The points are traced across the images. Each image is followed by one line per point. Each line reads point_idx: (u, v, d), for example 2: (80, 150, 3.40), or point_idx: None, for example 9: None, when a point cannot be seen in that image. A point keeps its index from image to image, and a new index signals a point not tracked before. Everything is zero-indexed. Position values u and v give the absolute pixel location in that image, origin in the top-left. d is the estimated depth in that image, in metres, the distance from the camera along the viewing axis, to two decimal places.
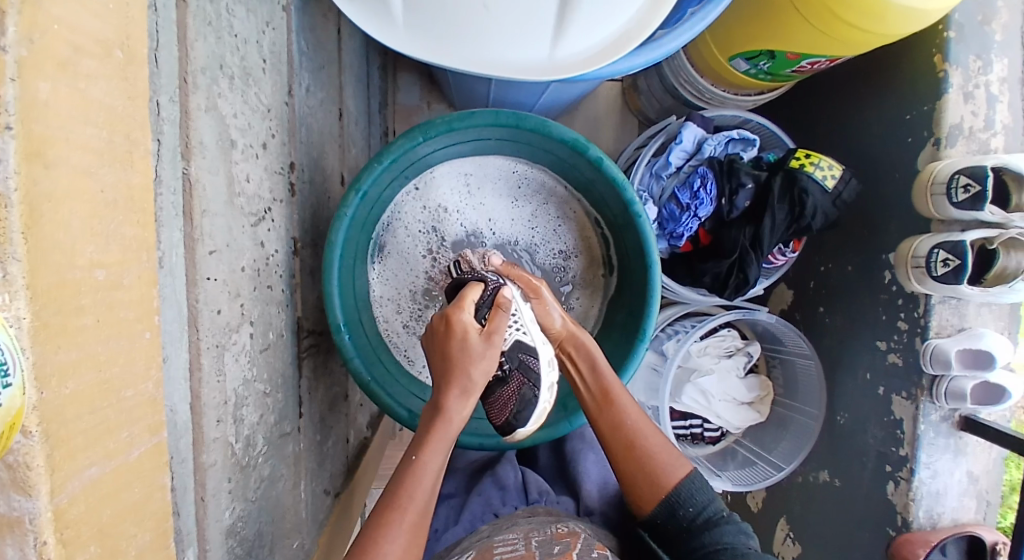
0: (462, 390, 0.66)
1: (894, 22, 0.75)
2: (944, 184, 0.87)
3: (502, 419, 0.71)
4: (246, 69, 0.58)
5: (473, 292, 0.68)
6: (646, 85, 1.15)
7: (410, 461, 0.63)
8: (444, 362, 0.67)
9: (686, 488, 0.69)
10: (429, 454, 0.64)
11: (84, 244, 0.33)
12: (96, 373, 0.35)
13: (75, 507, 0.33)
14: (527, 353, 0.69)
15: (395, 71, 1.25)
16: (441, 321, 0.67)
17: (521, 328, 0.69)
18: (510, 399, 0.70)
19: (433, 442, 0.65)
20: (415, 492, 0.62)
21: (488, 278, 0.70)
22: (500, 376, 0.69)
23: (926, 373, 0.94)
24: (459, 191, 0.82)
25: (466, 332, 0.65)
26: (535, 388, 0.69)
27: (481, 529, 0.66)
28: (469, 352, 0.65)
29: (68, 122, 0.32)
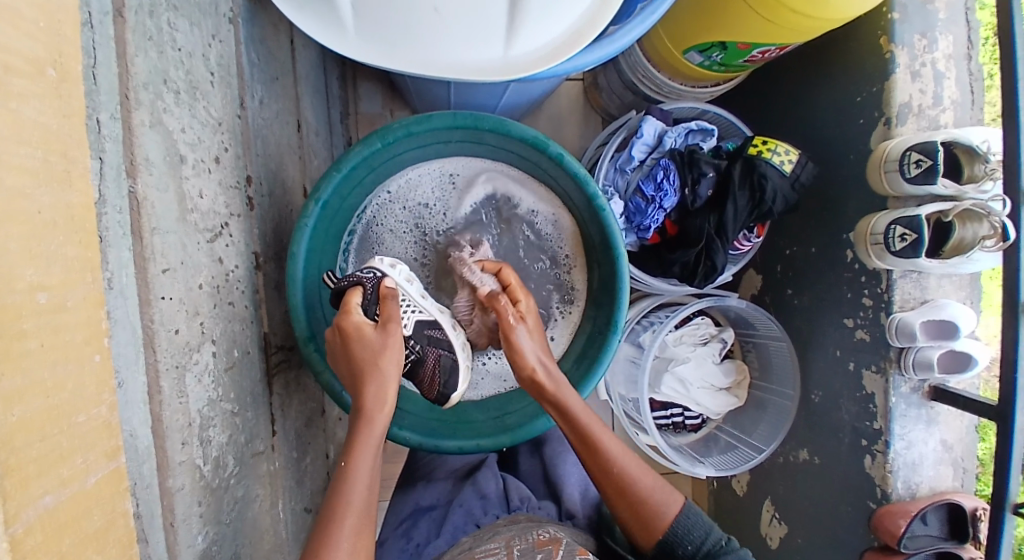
0: (376, 379, 0.63)
1: (837, 7, 0.76)
2: (896, 160, 0.89)
3: (434, 393, 0.73)
4: (192, 82, 0.57)
5: (356, 297, 0.67)
6: (606, 81, 1.16)
7: (339, 470, 0.59)
8: (349, 367, 0.66)
9: (681, 526, 0.67)
10: (356, 456, 0.60)
11: (22, 268, 0.32)
12: (44, 399, 0.34)
13: (31, 536, 0.32)
14: (431, 326, 0.72)
15: (355, 79, 1.24)
16: (335, 333, 0.66)
17: (414, 307, 0.72)
18: (432, 373, 0.71)
19: (359, 444, 0.61)
20: (350, 495, 0.57)
21: (364, 278, 0.69)
22: (413, 360, 0.70)
23: (893, 346, 0.96)
24: (439, 189, 0.83)
25: (360, 328, 0.64)
26: (451, 352, 0.71)
27: (464, 540, 0.64)
28: (370, 346, 0.64)
29: (1, 144, 0.31)
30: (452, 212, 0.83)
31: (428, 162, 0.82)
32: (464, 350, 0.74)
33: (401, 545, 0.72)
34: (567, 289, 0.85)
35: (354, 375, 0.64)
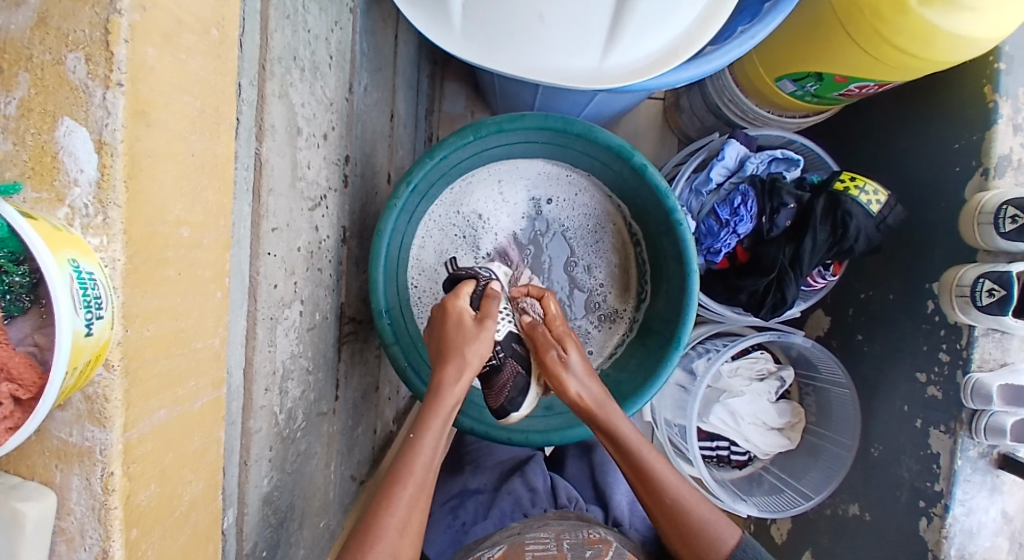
0: (458, 367, 0.66)
1: (945, 48, 0.74)
2: (991, 214, 0.85)
3: (497, 404, 0.73)
4: (315, 63, 0.62)
5: (466, 288, 0.72)
6: (689, 103, 1.16)
7: (408, 439, 0.64)
8: (440, 346, 0.69)
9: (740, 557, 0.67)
10: (425, 430, 0.64)
11: (174, 201, 0.36)
12: (172, 322, 0.37)
13: (143, 445, 0.35)
14: (516, 342, 0.73)
15: (443, 78, 1.29)
16: (438, 310, 0.71)
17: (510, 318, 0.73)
18: (505, 385, 0.72)
19: (429, 418, 0.65)
20: (414, 464, 0.62)
21: (480, 275, 0.75)
22: (494, 364, 0.71)
23: (967, 407, 0.91)
24: (497, 198, 0.86)
25: (460, 315, 0.69)
26: (528, 375, 0.72)
27: (511, 524, 0.63)
28: (466, 335, 0.67)
29: (169, 89, 0.35)
30: (508, 219, 0.86)
31: (491, 165, 0.85)
32: (538, 377, 0.74)
33: (446, 522, 0.75)
34: (609, 312, 0.88)
35: (442, 354, 0.68)
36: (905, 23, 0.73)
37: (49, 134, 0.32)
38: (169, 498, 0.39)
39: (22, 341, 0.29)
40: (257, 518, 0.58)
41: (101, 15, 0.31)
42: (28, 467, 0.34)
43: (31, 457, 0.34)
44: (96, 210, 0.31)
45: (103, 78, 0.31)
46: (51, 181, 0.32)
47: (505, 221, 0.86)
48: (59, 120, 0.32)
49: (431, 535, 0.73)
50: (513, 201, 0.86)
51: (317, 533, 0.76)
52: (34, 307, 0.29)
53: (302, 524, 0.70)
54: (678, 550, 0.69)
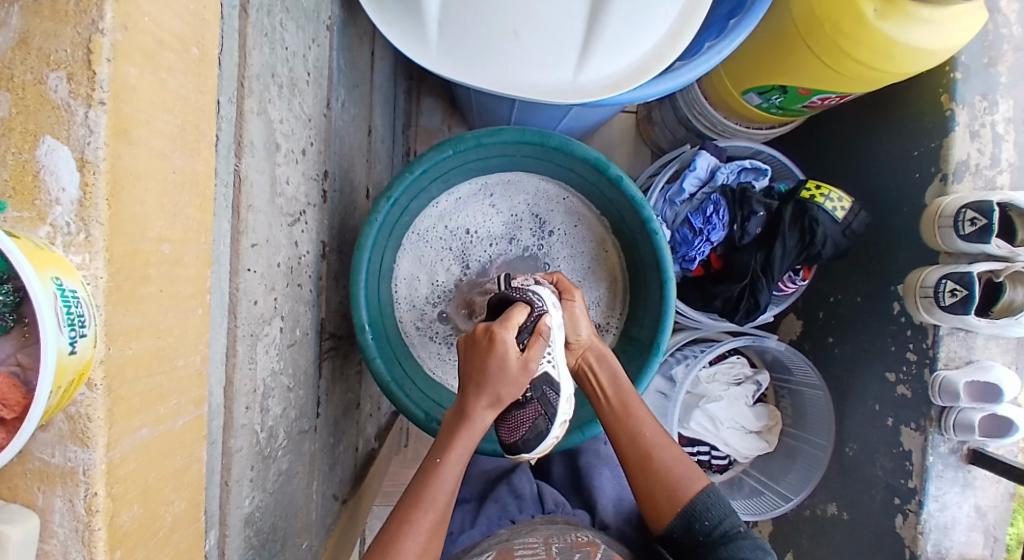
0: (490, 401, 0.68)
1: (903, 61, 0.79)
2: (950, 217, 0.89)
3: (507, 440, 0.72)
4: (293, 79, 0.63)
5: (519, 313, 0.69)
6: (660, 116, 1.19)
7: (434, 463, 0.67)
8: (475, 373, 0.68)
9: (701, 502, 0.70)
10: (451, 457, 0.68)
11: (156, 218, 0.36)
12: (155, 340, 0.37)
13: (125, 464, 0.35)
14: (551, 386, 0.72)
15: (419, 94, 1.30)
16: (484, 334, 0.68)
17: (551, 361, 0.72)
18: (523, 424, 0.71)
19: (457, 446, 0.68)
20: (437, 493, 0.66)
21: (534, 302, 0.71)
22: (521, 400, 0.71)
23: (935, 405, 0.95)
24: (486, 211, 0.86)
25: (507, 351, 0.67)
26: (550, 422, 0.71)
27: (500, 532, 0.63)
28: (505, 375, 0.67)
29: (150, 107, 0.35)
30: (496, 230, 0.86)
31: (481, 179, 0.85)
32: (561, 424, 0.73)
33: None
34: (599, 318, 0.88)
35: (478, 383, 0.68)
36: (865, 37, 0.77)
37: (30, 153, 0.32)
38: (152, 519, 0.38)
39: (5, 360, 0.29)
40: (239, 539, 0.57)
41: (82, 35, 0.31)
42: (9, 489, 0.34)
43: (12, 479, 0.34)
44: (79, 227, 0.31)
45: (84, 97, 0.31)
46: (31, 200, 0.32)
47: (496, 232, 0.86)
48: (40, 138, 0.32)
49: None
50: (507, 216, 0.86)
51: (301, 553, 0.75)
52: (17, 326, 0.29)
53: (285, 545, 0.69)
54: (652, 494, 0.73)
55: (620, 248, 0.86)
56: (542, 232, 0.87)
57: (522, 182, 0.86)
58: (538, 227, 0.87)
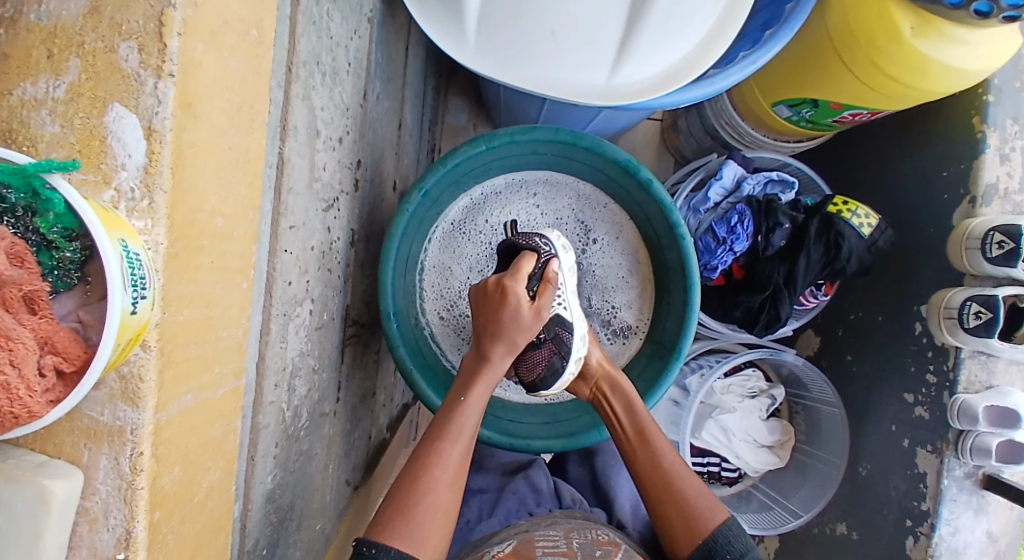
0: (508, 347, 0.71)
1: (938, 80, 0.78)
2: (978, 239, 0.89)
3: (529, 379, 0.78)
4: (335, 68, 0.64)
5: (528, 262, 0.72)
6: (686, 124, 1.19)
7: (458, 399, 0.70)
8: (489, 323, 0.72)
9: (723, 533, 0.68)
10: (474, 396, 0.71)
11: (211, 191, 0.37)
12: (203, 309, 0.38)
13: (170, 427, 0.36)
14: (563, 327, 0.76)
15: (447, 92, 1.31)
16: (495, 288, 0.71)
17: (562, 303, 0.75)
18: (540, 364, 0.76)
19: (479, 384, 0.71)
20: (462, 428, 0.69)
21: (541, 249, 0.74)
22: (536, 341, 0.76)
23: (953, 427, 0.94)
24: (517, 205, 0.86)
25: (518, 304, 0.70)
26: (565, 359, 0.75)
27: (519, 522, 0.64)
28: (518, 321, 0.71)
29: (212, 83, 0.36)
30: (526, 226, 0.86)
31: (510, 176, 0.86)
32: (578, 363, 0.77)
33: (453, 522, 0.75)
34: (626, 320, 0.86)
35: (493, 332, 0.71)
36: (901, 54, 0.77)
37: (98, 119, 0.33)
38: (190, 484, 0.39)
39: (65, 318, 0.29)
40: (259, 515, 0.58)
41: (156, 9, 0.32)
42: (54, 446, 0.34)
43: (58, 435, 0.34)
44: (143, 194, 0.32)
45: (155, 68, 0.32)
46: (95, 164, 0.33)
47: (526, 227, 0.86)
48: (109, 106, 0.33)
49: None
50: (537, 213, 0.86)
51: (314, 535, 0.76)
52: (81, 284, 0.30)
53: (300, 525, 0.70)
54: (671, 524, 0.71)
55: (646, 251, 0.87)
56: (569, 231, 0.86)
57: (549, 181, 0.86)
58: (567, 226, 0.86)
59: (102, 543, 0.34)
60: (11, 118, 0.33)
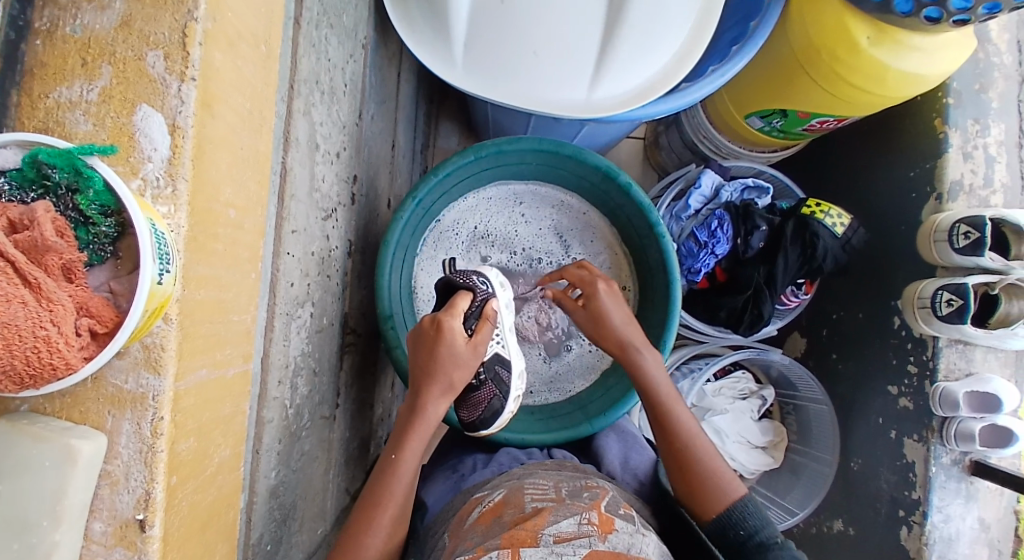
0: (443, 388, 0.70)
1: (893, 86, 0.85)
2: (945, 231, 0.94)
3: (468, 420, 0.79)
4: (333, 87, 0.69)
5: (462, 301, 0.72)
6: (666, 140, 1.25)
7: (389, 461, 0.67)
8: (425, 364, 0.70)
9: (737, 510, 0.66)
10: (406, 453, 0.68)
11: (226, 185, 0.42)
12: (217, 292, 0.42)
13: (188, 397, 0.39)
14: (501, 365, 0.78)
15: (438, 119, 1.38)
16: (430, 324, 0.70)
17: (500, 341, 0.78)
18: (480, 404, 0.77)
19: (412, 441, 0.69)
20: (393, 488, 0.66)
21: (477, 289, 0.76)
22: (475, 383, 0.77)
23: (937, 416, 0.97)
24: (510, 212, 0.94)
25: (456, 337, 0.69)
26: (504, 400, 0.78)
27: (511, 472, 0.71)
28: (458, 359, 0.70)
29: (227, 88, 0.41)
30: (517, 231, 0.94)
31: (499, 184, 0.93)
32: (513, 400, 0.80)
33: (447, 474, 0.80)
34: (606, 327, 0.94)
35: (428, 372, 0.70)
36: (859, 61, 0.83)
37: (127, 118, 0.37)
38: (203, 455, 0.41)
39: (98, 287, 0.34)
40: (265, 508, 0.60)
41: (180, 22, 0.37)
42: (80, 413, 0.37)
43: (83, 403, 0.37)
44: (167, 182, 0.36)
45: (179, 73, 0.37)
46: (124, 156, 0.37)
47: (515, 233, 0.94)
48: (137, 106, 0.37)
49: (433, 485, 0.79)
50: (520, 223, 0.94)
51: (315, 538, 0.78)
52: (113, 258, 0.34)
53: (302, 524, 0.72)
54: (688, 495, 0.70)
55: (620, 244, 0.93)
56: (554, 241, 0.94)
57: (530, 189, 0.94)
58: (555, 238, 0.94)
59: (121, 505, 0.37)
60: (47, 118, 0.37)
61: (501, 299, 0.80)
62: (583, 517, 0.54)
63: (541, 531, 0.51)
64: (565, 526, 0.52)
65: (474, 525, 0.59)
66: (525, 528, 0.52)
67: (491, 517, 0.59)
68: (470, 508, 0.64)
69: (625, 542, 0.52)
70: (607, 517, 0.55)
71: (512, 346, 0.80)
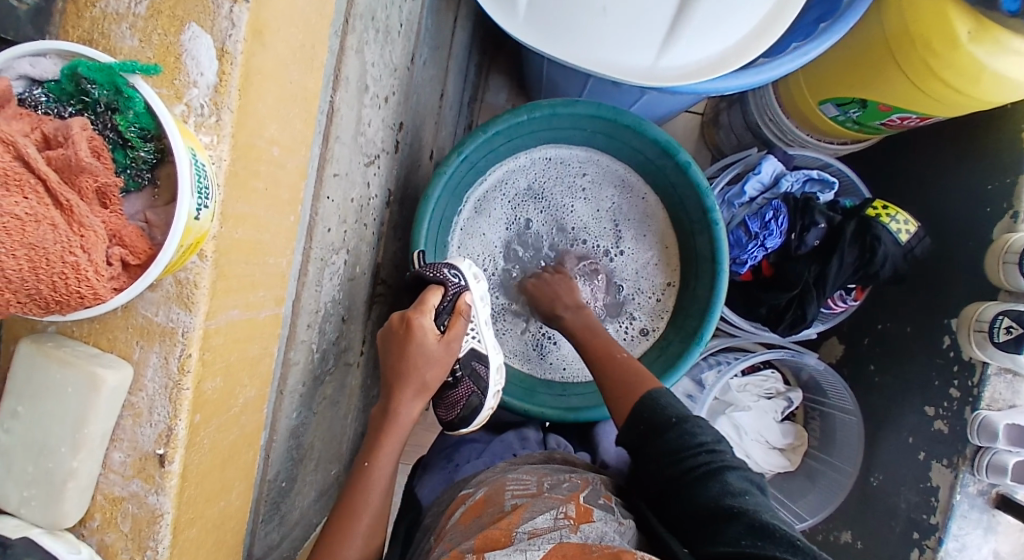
0: (416, 390, 0.69)
1: (989, 88, 0.76)
2: (1018, 253, 0.87)
3: (449, 417, 0.79)
4: (388, 26, 0.66)
5: (433, 296, 0.71)
6: (727, 119, 1.18)
7: (363, 468, 0.67)
8: (396, 363, 0.69)
9: (657, 398, 0.68)
10: (379, 459, 0.67)
11: (271, 121, 0.39)
12: (254, 232, 0.40)
13: (218, 337, 0.38)
14: (478, 361, 0.77)
15: (489, 71, 1.32)
16: (401, 322, 0.70)
17: (475, 336, 0.77)
18: (458, 402, 0.77)
19: (385, 447, 0.68)
20: (369, 497, 0.66)
21: (449, 282, 0.74)
22: (451, 381, 0.77)
23: (972, 444, 0.92)
24: (564, 180, 0.91)
25: (425, 333, 0.69)
26: (482, 397, 0.78)
27: (497, 465, 0.70)
28: (427, 356, 0.69)
29: (282, 15, 0.38)
30: (568, 200, 0.91)
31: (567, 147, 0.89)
32: (494, 395, 0.80)
33: (443, 464, 0.80)
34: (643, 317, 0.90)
35: (401, 373, 0.69)
36: (955, 58, 0.75)
37: (176, 37, 0.34)
38: (228, 395, 0.41)
39: (134, 216, 0.32)
40: (282, 448, 0.61)
41: None
42: (108, 340, 0.36)
43: (112, 331, 0.36)
44: (212, 111, 0.34)
45: None
46: (170, 78, 0.34)
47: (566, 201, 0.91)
48: (187, 25, 0.34)
49: (428, 479, 0.79)
50: (579, 195, 0.91)
51: (327, 481, 0.79)
52: (150, 185, 0.32)
53: (316, 466, 0.73)
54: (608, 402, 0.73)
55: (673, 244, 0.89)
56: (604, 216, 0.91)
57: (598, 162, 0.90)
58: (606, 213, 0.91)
59: (142, 437, 0.36)
60: (93, 29, 0.35)
61: (478, 291, 0.77)
62: (560, 510, 0.54)
63: (515, 530, 0.52)
64: (541, 522, 0.52)
65: (456, 524, 0.58)
66: (500, 527, 0.53)
67: (472, 515, 0.58)
68: (455, 506, 0.62)
69: (598, 533, 0.53)
70: (584, 508, 0.56)
71: (489, 340, 0.79)
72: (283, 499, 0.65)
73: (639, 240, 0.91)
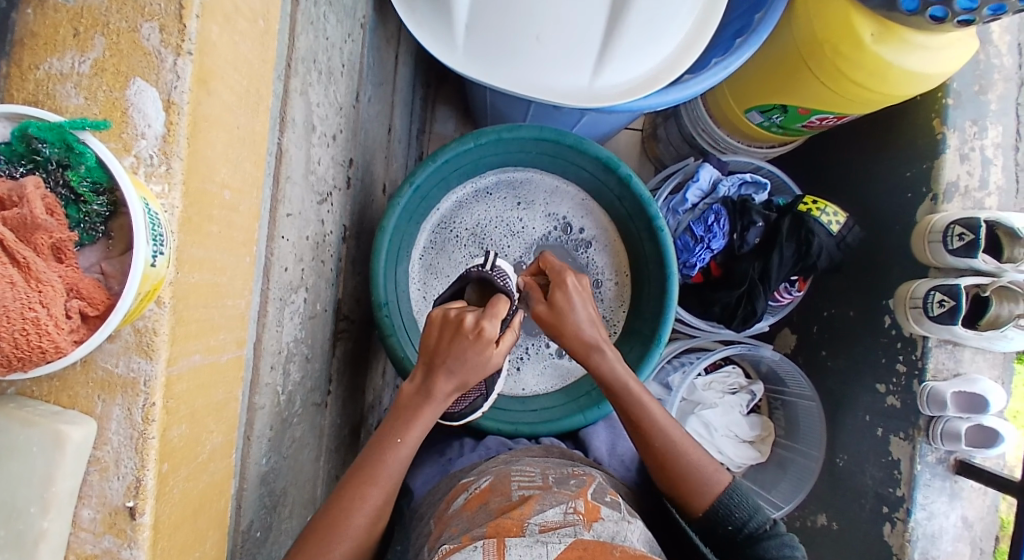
0: (458, 384, 0.66)
1: (897, 84, 0.84)
2: (940, 233, 0.94)
3: (449, 409, 0.78)
4: (330, 68, 0.68)
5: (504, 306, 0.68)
6: (665, 132, 1.24)
7: (392, 442, 0.65)
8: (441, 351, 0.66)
9: (723, 506, 0.67)
10: (409, 435, 0.65)
11: (222, 165, 0.40)
12: (212, 274, 0.41)
13: (181, 383, 0.38)
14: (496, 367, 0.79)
15: (435, 103, 1.35)
16: (471, 323, 0.64)
17: None
18: (470, 398, 0.78)
19: (413, 424, 0.66)
20: (382, 473, 0.64)
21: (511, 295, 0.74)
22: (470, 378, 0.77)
23: (924, 414, 0.98)
24: (505, 205, 0.93)
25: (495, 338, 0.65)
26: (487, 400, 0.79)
27: (498, 457, 0.73)
28: (484, 361, 0.66)
29: (224, 65, 0.39)
30: (514, 224, 0.93)
31: (534, 172, 0.91)
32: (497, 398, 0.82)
33: (435, 458, 0.82)
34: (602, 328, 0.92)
35: (434, 361, 0.66)
36: (863, 59, 0.82)
37: (121, 92, 0.35)
38: (194, 442, 0.40)
39: (89, 268, 0.32)
40: (255, 494, 0.60)
41: None
42: (68, 397, 0.35)
43: (73, 387, 0.36)
44: (161, 160, 0.35)
45: (175, 46, 0.35)
46: (117, 131, 0.35)
47: (511, 226, 0.92)
48: (131, 80, 0.35)
49: (420, 471, 0.80)
50: (522, 218, 0.93)
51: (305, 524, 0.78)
52: (104, 238, 0.33)
53: (292, 510, 0.72)
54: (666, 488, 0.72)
55: (631, 263, 0.92)
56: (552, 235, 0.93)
57: (564, 187, 0.92)
58: (553, 231, 0.93)
59: (111, 492, 0.36)
60: (37, 90, 0.36)
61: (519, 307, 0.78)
62: (569, 506, 0.54)
63: (526, 521, 0.51)
64: (551, 515, 0.52)
65: (461, 510, 0.60)
66: (511, 517, 0.53)
67: (477, 502, 0.60)
68: (456, 492, 0.66)
69: (609, 533, 0.51)
70: (592, 506, 0.55)
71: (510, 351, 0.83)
72: (261, 548, 0.63)
73: (588, 254, 0.93)
